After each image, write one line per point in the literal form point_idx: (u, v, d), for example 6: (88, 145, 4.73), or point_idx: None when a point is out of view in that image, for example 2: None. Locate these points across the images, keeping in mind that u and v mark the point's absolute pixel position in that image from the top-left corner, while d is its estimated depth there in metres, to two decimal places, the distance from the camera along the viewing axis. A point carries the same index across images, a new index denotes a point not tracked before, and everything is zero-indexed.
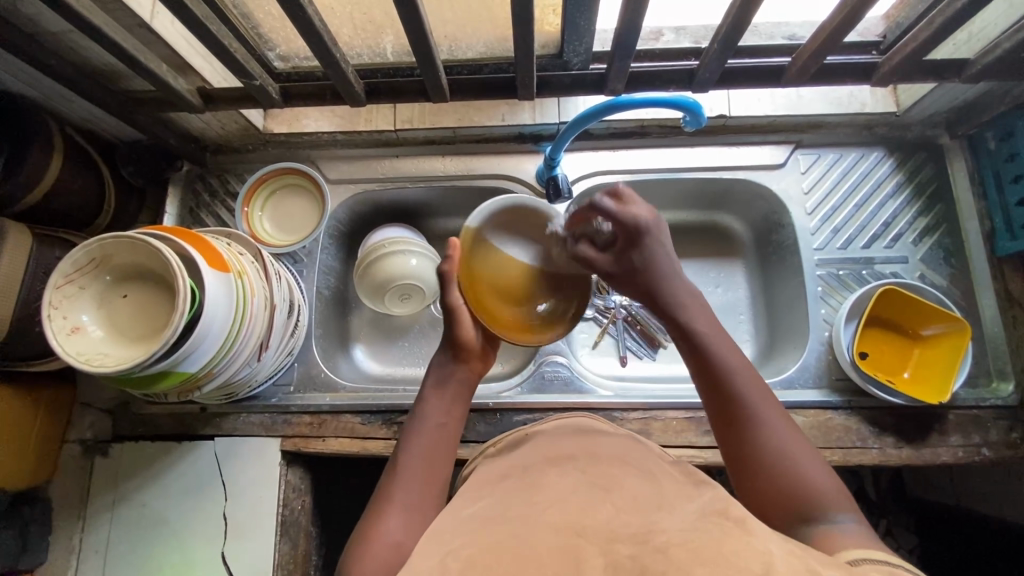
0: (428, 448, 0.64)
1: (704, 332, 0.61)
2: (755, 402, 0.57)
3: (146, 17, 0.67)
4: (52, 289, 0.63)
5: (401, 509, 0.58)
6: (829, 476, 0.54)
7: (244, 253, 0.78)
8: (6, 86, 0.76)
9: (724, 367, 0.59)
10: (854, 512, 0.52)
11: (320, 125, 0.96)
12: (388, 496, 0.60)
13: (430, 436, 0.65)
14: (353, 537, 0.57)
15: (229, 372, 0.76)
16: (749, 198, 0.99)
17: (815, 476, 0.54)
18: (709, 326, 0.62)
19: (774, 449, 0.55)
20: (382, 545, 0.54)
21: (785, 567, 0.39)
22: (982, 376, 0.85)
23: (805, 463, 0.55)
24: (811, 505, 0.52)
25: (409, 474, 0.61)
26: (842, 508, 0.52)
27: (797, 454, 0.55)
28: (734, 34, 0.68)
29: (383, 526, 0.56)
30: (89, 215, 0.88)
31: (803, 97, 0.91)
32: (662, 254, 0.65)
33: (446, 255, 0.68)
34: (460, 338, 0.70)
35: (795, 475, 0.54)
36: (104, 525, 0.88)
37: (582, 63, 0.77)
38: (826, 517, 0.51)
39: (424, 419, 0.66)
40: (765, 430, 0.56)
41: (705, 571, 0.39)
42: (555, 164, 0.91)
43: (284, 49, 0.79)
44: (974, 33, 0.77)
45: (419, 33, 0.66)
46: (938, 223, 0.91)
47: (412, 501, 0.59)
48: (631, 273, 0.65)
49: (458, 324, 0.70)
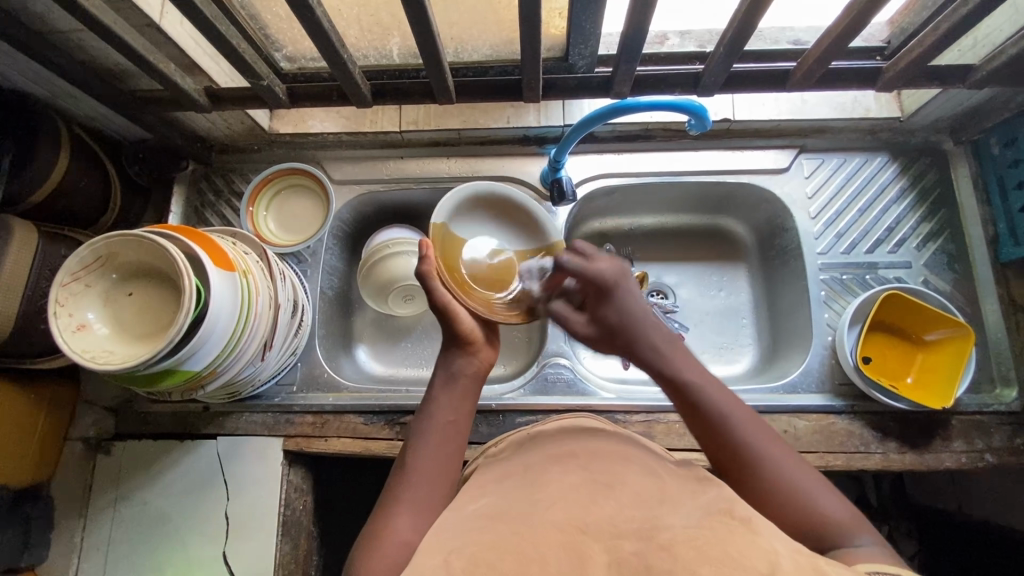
0: (438, 446, 0.63)
1: (692, 381, 0.60)
2: (754, 442, 0.57)
3: (155, 16, 0.68)
4: (58, 287, 0.63)
5: (410, 508, 0.58)
6: (840, 503, 0.54)
7: (249, 252, 0.78)
8: (15, 84, 0.76)
9: (718, 414, 0.58)
10: (872, 534, 0.53)
11: (326, 126, 0.97)
12: (399, 495, 0.59)
13: (441, 434, 0.63)
14: (363, 535, 0.57)
15: (233, 371, 0.76)
16: (752, 202, 0.99)
17: (831, 505, 0.54)
18: (695, 372, 0.61)
19: (783, 484, 0.55)
20: (392, 545, 0.54)
21: (790, 568, 0.39)
22: (986, 382, 0.85)
23: (816, 494, 0.55)
24: (834, 537, 0.52)
25: (420, 474, 0.61)
26: (860, 531, 0.52)
27: (805, 485, 0.55)
28: (739, 39, 0.69)
29: (392, 525, 0.56)
30: (95, 214, 0.89)
31: (807, 101, 0.91)
32: (634, 303, 0.66)
33: (421, 255, 0.67)
34: (459, 330, 0.67)
35: (810, 510, 0.53)
36: (105, 524, 0.87)
37: (588, 66, 0.77)
38: (850, 542, 0.51)
39: (434, 415, 0.65)
40: (770, 470, 0.56)
41: (710, 570, 0.39)
42: (560, 167, 0.92)
43: (292, 50, 0.80)
44: (979, 40, 0.77)
45: (427, 35, 0.66)
46: (942, 229, 0.91)
47: (422, 500, 0.59)
48: (608, 332, 0.65)
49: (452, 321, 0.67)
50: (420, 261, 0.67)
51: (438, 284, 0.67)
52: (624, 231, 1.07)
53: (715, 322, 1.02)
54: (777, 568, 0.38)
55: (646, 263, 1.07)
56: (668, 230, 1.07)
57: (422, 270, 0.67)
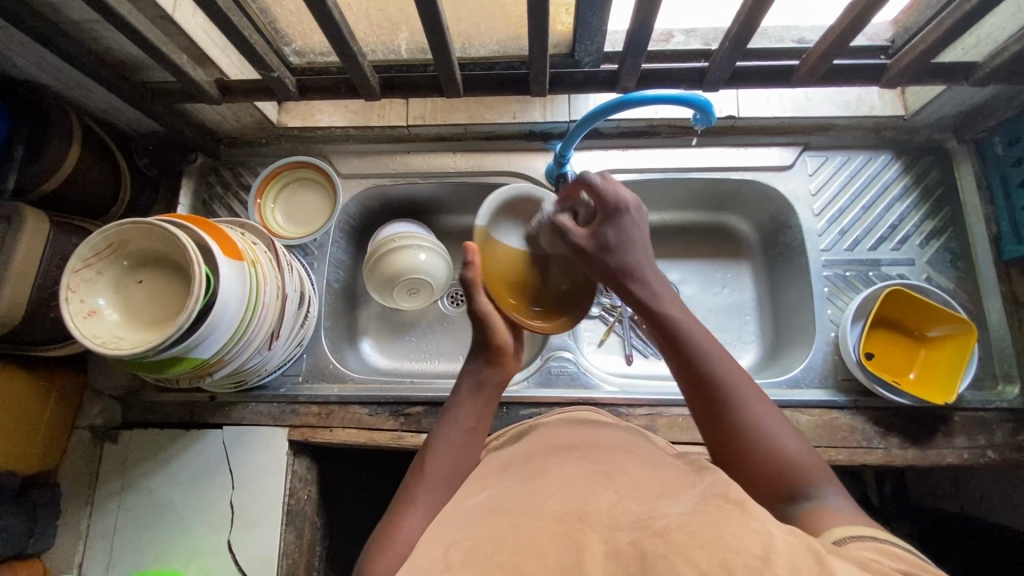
0: (453, 451, 0.64)
1: (677, 319, 0.62)
2: (731, 381, 0.58)
3: (168, 8, 0.69)
4: (70, 273, 0.64)
5: (422, 508, 0.58)
6: (803, 449, 0.55)
7: (257, 243, 0.79)
8: (27, 75, 0.77)
9: (701, 353, 0.60)
10: (834, 484, 0.53)
11: (333, 120, 0.97)
12: (412, 494, 0.60)
13: (456, 439, 0.65)
14: (375, 536, 0.57)
15: (240, 360, 0.77)
16: (756, 199, 0.99)
17: (793, 450, 0.55)
18: (682, 314, 0.63)
19: (751, 425, 0.56)
20: (402, 542, 0.54)
21: (787, 551, 0.39)
22: (988, 379, 0.86)
23: (781, 438, 0.56)
24: (797, 485, 0.53)
25: (435, 474, 0.62)
26: (822, 482, 0.53)
27: (773, 429, 0.56)
28: (744, 35, 0.69)
29: (404, 525, 0.56)
30: (105, 205, 0.90)
31: (811, 99, 0.92)
32: (637, 237, 0.65)
33: (465, 262, 0.66)
34: (494, 341, 0.70)
35: (773, 450, 0.55)
36: (110, 513, 0.88)
37: (593, 62, 0.79)
38: (809, 492, 0.52)
39: (452, 423, 0.67)
40: (744, 411, 0.57)
41: (710, 555, 0.39)
42: (565, 162, 0.92)
43: (300, 44, 0.80)
44: (982, 38, 0.77)
45: (436, 28, 0.67)
46: (945, 227, 0.92)
47: (433, 500, 0.59)
48: (604, 249, 0.63)
49: (485, 328, 0.70)
50: (465, 266, 0.67)
51: (479, 288, 0.68)
52: None
53: (718, 318, 1.03)
54: (771, 549, 0.38)
55: None
56: (673, 227, 1.08)
57: (465, 276, 0.67)
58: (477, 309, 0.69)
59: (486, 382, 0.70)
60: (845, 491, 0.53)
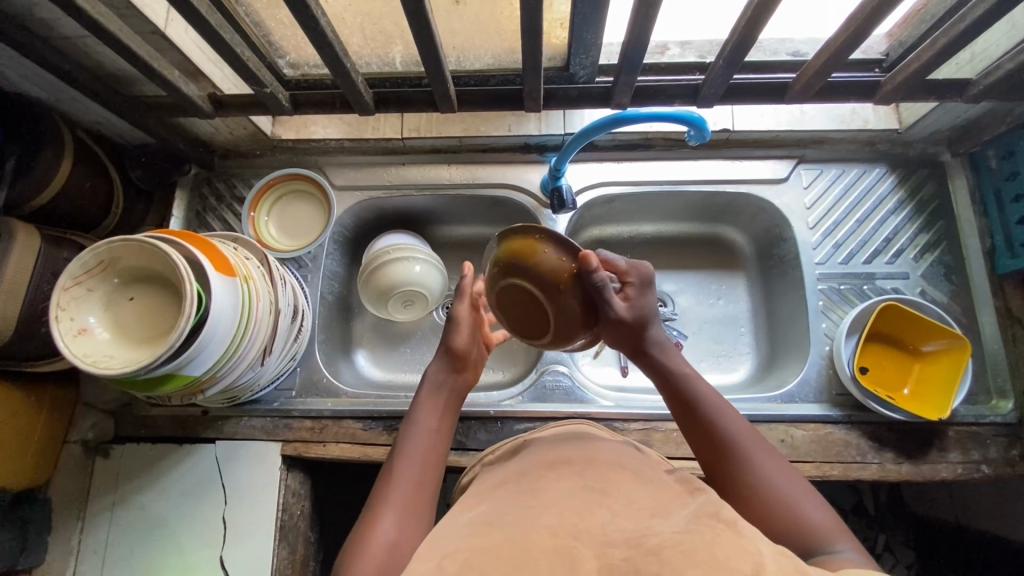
0: (424, 451, 0.64)
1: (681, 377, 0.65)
2: (741, 442, 0.59)
3: (160, 24, 0.68)
4: (60, 290, 0.63)
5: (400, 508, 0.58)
6: (822, 510, 0.54)
7: (250, 258, 0.79)
8: (18, 86, 0.76)
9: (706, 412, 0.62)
10: (851, 543, 0.52)
11: (327, 131, 0.97)
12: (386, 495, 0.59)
13: (427, 439, 0.65)
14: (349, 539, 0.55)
15: (233, 376, 0.76)
16: (751, 211, 0.99)
17: (812, 510, 0.54)
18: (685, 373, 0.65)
19: (767, 485, 0.56)
20: (381, 542, 0.53)
21: (775, 568, 0.39)
22: (982, 393, 0.86)
23: (799, 498, 0.55)
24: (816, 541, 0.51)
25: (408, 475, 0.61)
26: (838, 537, 0.52)
27: (787, 488, 0.55)
28: (740, 52, 0.69)
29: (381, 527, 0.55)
30: (97, 217, 0.89)
31: (806, 113, 0.92)
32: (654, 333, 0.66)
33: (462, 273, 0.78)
34: (455, 345, 0.73)
35: (791, 507, 0.54)
36: (103, 527, 0.88)
37: (588, 76, 0.78)
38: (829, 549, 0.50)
39: (422, 422, 0.67)
40: (754, 472, 0.57)
41: (697, 571, 0.39)
42: (560, 175, 0.92)
43: (294, 57, 0.80)
44: (976, 54, 0.78)
45: (430, 45, 0.67)
46: (939, 240, 0.92)
47: (410, 502, 0.59)
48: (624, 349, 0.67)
49: (454, 331, 0.74)
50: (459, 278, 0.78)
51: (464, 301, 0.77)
52: (623, 238, 1.08)
53: (713, 330, 1.03)
54: (763, 569, 0.39)
55: None
56: (667, 237, 1.08)
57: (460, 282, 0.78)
58: (451, 311, 0.76)
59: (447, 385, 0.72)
60: (860, 547, 0.52)
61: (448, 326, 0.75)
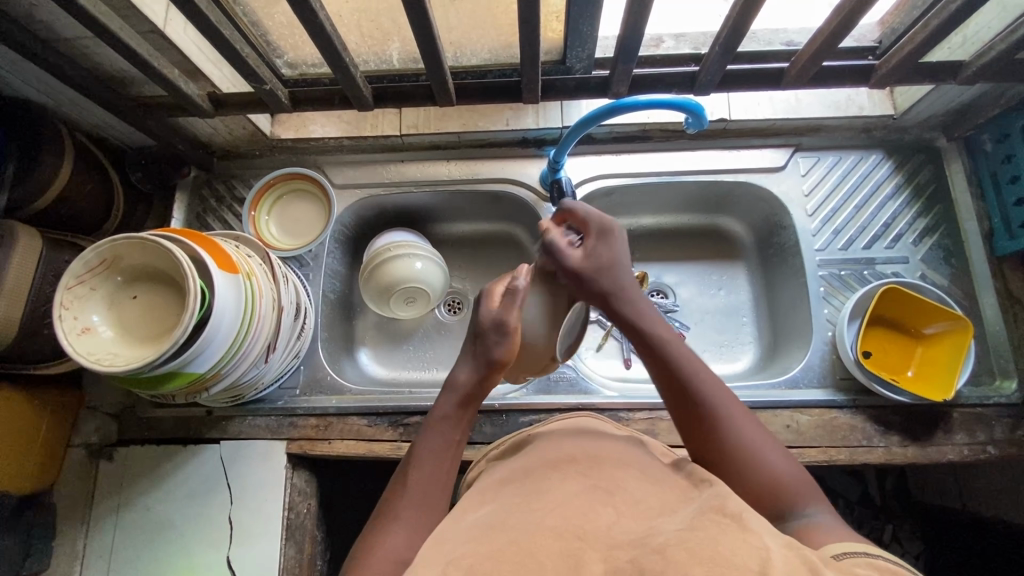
0: (433, 465, 0.62)
1: (656, 337, 0.64)
2: (709, 398, 0.60)
3: (159, 23, 0.69)
4: (63, 290, 0.63)
5: (405, 526, 0.57)
6: (792, 468, 0.56)
7: (252, 256, 0.79)
8: (16, 90, 0.77)
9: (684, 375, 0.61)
10: (822, 502, 0.55)
11: (326, 130, 0.98)
12: (392, 511, 0.59)
13: (437, 454, 0.63)
14: (355, 552, 0.56)
15: (237, 373, 0.76)
16: (749, 200, 1.00)
17: (777, 467, 0.56)
18: (658, 329, 0.65)
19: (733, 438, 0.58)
20: (383, 561, 0.53)
21: (784, 565, 0.39)
22: (985, 374, 0.86)
23: (766, 453, 0.57)
24: (784, 497, 0.54)
25: (416, 493, 0.60)
26: (809, 500, 0.54)
27: (756, 441, 0.58)
28: (733, 40, 0.70)
29: (385, 543, 0.55)
30: (97, 219, 0.89)
31: (801, 100, 0.93)
32: (623, 279, 0.66)
33: (518, 278, 0.67)
34: (500, 356, 0.66)
35: (762, 471, 0.56)
36: (108, 533, 0.87)
37: (585, 67, 0.79)
38: (800, 512, 0.53)
39: (434, 436, 0.64)
40: (727, 429, 0.58)
41: (702, 570, 0.38)
42: (559, 168, 0.92)
43: (293, 56, 0.81)
44: (969, 36, 0.79)
45: (429, 40, 0.68)
46: (937, 224, 0.92)
47: (415, 520, 0.58)
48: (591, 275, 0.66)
49: (504, 342, 0.66)
50: (517, 276, 0.67)
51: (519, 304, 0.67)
52: None
53: (715, 320, 1.03)
54: (769, 566, 0.38)
55: (646, 263, 1.07)
56: (667, 230, 1.08)
57: (517, 285, 0.67)
58: (504, 320, 0.65)
59: (472, 392, 0.66)
60: (833, 509, 0.54)
61: (500, 334, 0.66)
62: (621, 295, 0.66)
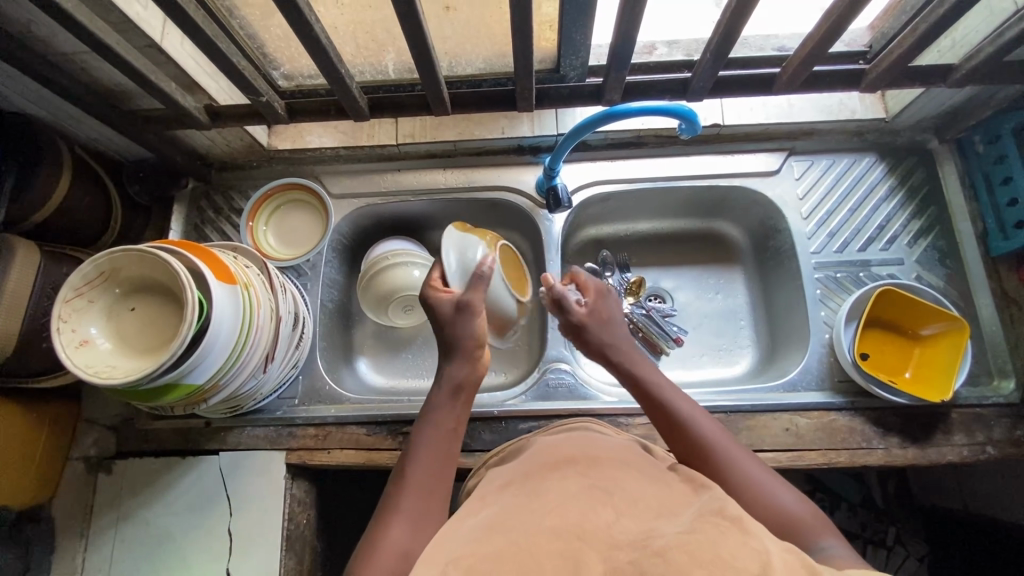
0: (435, 454, 0.63)
1: (656, 386, 0.68)
2: (711, 438, 0.63)
3: (157, 38, 0.69)
4: (61, 302, 0.64)
5: (409, 518, 0.57)
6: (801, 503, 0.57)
7: (250, 266, 0.79)
8: (15, 106, 0.77)
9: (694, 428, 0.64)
10: (835, 536, 0.55)
11: (323, 140, 0.99)
12: (393, 502, 0.59)
13: (438, 444, 0.64)
14: (358, 548, 0.56)
15: (236, 384, 0.76)
16: (744, 204, 1.00)
17: (792, 503, 0.57)
18: (658, 379, 0.70)
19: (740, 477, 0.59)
20: (389, 554, 0.53)
21: (784, 568, 0.39)
22: (984, 374, 0.86)
23: (777, 490, 0.58)
24: (799, 529, 0.55)
25: (418, 483, 0.60)
26: (824, 534, 0.55)
27: (768, 483, 0.59)
28: (724, 46, 0.70)
29: (389, 533, 0.55)
30: (96, 231, 0.89)
31: (793, 105, 0.94)
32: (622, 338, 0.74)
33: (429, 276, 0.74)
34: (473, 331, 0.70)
35: (777, 508, 0.56)
36: (106, 545, 0.87)
37: (579, 76, 0.79)
38: (816, 545, 0.53)
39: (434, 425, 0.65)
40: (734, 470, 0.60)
41: None
42: (555, 175, 0.93)
43: (289, 68, 0.81)
44: (958, 40, 0.79)
45: (423, 50, 0.68)
46: (932, 226, 0.93)
47: (418, 512, 0.58)
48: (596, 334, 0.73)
49: (471, 320, 0.70)
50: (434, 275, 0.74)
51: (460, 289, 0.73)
52: (619, 237, 1.08)
53: (713, 324, 1.03)
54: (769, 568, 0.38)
55: (643, 268, 1.08)
56: (663, 235, 1.08)
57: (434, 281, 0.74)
58: (463, 300, 0.70)
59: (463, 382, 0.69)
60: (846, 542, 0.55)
61: (462, 316, 0.70)
62: (619, 351, 0.72)
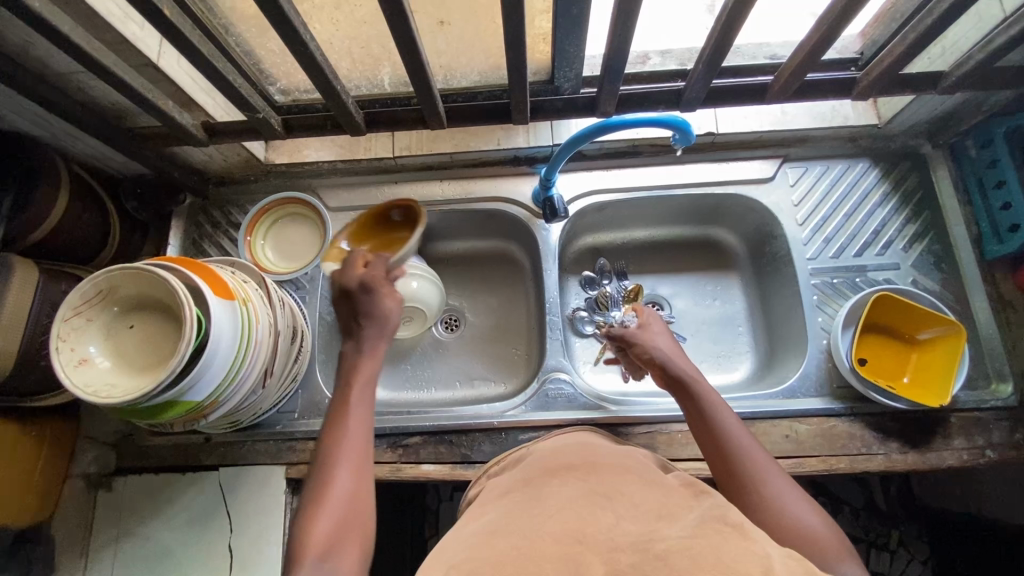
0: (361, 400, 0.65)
1: (701, 392, 0.69)
2: (747, 447, 0.63)
3: (153, 56, 0.70)
4: (60, 322, 0.64)
5: (349, 464, 0.60)
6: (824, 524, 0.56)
7: (248, 281, 0.79)
8: (12, 124, 0.77)
9: (728, 434, 0.64)
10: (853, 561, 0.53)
11: (320, 154, 0.99)
12: (327, 453, 0.61)
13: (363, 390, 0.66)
14: (304, 498, 0.58)
15: (235, 399, 0.76)
16: (740, 211, 1.01)
17: (816, 523, 0.56)
18: (702, 386, 0.70)
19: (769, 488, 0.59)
20: (338, 497, 0.57)
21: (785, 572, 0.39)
22: (982, 378, 0.86)
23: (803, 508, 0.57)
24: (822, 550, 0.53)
25: (351, 432, 0.62)
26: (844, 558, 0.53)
27: (795, 499, 0.58)
28: (717, 56, 0.71)
29: (331, 481, 0.58)
30: (95, 246, 0.89)
31: (787, 113, 0.94)
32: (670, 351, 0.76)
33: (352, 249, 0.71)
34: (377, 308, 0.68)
35: (801, 523, 0.55)
36: (107, 562, 0.86)
37: (573, 87, 0.80)
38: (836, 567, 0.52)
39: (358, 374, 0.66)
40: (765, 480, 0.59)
41: None
42: (550, 185, 0.94)
43: (285, 83, 0.82)
44: (948, 46, 0.80)
45: (418, 66, 0.69)
46: (927, 231, 0.93)
47: (354, 458, 0.61)
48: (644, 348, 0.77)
49: (375, 298, 0.68)
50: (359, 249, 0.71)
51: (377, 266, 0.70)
52: (617, 246, 1.09)
53: (712, 331, 1.03)
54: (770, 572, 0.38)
55: (641, 276, 1.08)
56: (660, 243, 1.09)
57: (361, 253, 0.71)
58: (369, 279, 0.68)
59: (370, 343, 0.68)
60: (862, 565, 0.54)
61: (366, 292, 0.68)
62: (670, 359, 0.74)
